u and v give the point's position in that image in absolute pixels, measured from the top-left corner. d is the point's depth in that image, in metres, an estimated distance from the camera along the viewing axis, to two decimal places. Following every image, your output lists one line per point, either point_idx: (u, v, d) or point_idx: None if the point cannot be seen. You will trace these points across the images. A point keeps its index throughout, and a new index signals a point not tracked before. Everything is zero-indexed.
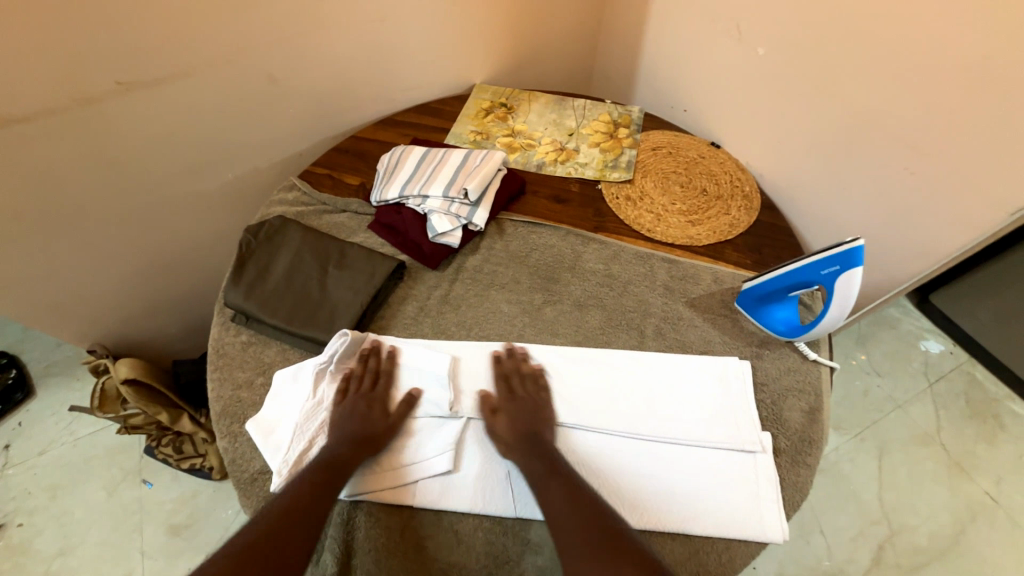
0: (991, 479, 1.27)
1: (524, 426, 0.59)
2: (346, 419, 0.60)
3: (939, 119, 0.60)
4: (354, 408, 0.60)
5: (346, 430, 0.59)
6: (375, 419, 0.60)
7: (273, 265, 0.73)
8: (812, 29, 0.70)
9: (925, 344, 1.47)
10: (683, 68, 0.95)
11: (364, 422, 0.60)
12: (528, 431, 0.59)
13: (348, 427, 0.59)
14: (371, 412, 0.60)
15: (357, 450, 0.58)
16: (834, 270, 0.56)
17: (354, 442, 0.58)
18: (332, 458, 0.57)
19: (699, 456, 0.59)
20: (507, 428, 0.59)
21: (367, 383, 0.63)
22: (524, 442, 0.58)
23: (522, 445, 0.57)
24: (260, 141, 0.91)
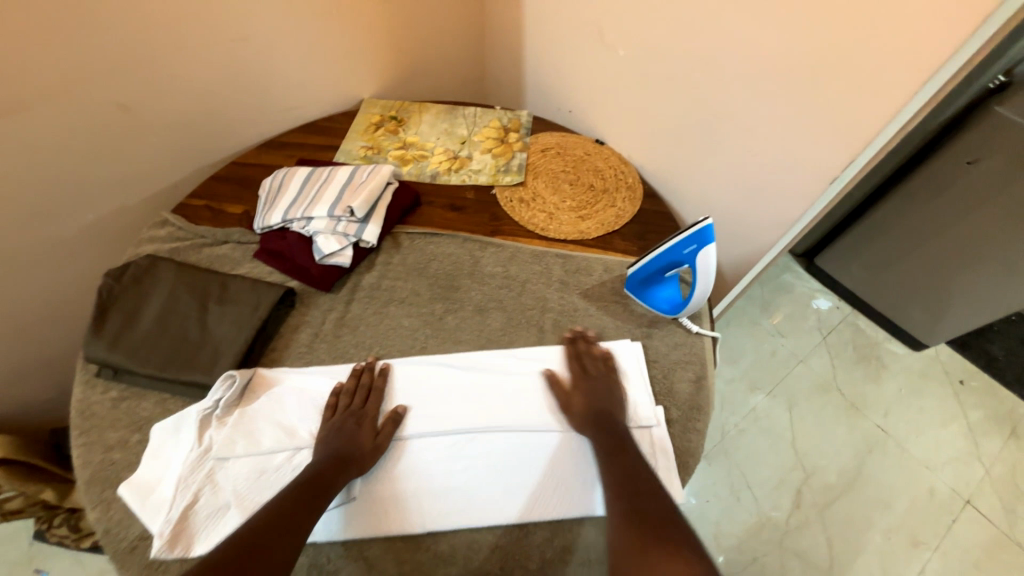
0: (881, 412, 1.43)
1: (599, 403, 0.62)
2: (334, 435, 0.58)
3: (766, 105, 0.68)
4: (343, 425, 0.59)
5: (331, 447, 0.57)
6: (363, 436, 0.59)
7: (142, 308, 0.66)
8: (656, 30, 0.76)
9: (817, 303, 1.62)
10: (561, 71, 0.99)
11: (351, 440, 0.58)
12: (601, 408, 0.61)
13: (335, 444, 0.57)
14: (361, 430, 0.59)
15: (339, 468, 0.56)
16: (693, 248, 0.61)
17: (338, 460, 0.56)
18: (314, 476, 0.54)
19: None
20: (584, 405, 0.61)
21: (360, 398, 0.62)
22: (599, 419, 0.61)
23: (597, 420, 0.60)
24: (124, 177, 0.84)
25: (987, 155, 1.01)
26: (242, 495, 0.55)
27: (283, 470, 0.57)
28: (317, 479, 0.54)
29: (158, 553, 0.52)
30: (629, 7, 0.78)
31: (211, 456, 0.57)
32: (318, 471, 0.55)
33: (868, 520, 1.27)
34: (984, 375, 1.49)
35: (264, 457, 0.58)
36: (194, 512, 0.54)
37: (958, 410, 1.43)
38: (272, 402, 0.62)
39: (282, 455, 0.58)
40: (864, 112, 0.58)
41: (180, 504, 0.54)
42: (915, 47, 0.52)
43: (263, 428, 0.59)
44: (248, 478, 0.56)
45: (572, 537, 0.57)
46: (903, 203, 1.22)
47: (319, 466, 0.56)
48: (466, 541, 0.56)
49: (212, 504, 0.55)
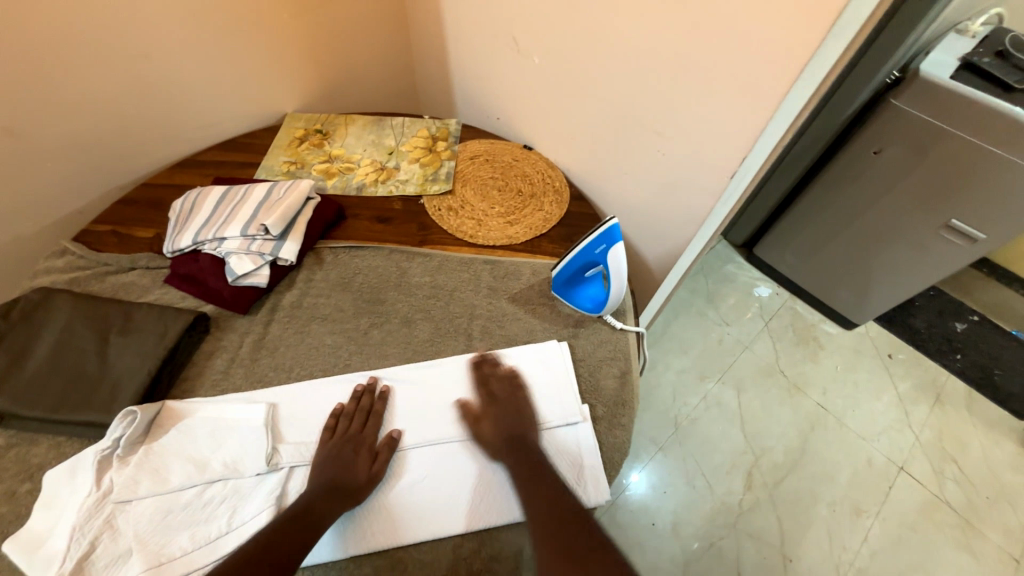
0: (820, 391, 1.51)
1: (507, 427, 0.60)
2: (329, 464, 0.57)
3: (670, 107, 0.70)
4: (341, 452, 0.58)
5: (325, 475, 0.56)
6: (360, 465, 0.57)
7: (33, 346, 0.61)
8: (566, 37, 0.77)
9: (757, 291, 1.70)
10: (485, 79, 1.00)
11: (346, 469, 0.56)
12: (510, 432, 0.60)
13: (329, 471, 0.56)
14: (359, 458, 0.57)
15: (330, 499, 0.54)
16: (603, 247, 0.64)
17: (330, 490, 0.55)
18: (305, 508, 0.53)
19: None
20: (502, 423, 0.61)
21: (358, 422, 0.61)
22: (511, 445, 0.59)
23: (511, 446, 0.59)
24: (15, 206, 0.78)
25: (889, 145, 1.09)
26: (145, 539, 0.51)
27: (194, 505, 0.54)
28: (309, 511, 0.53)
29: None
30: (540, 15, 0.79)
31: (111, 500, 0.53)
32: (308, 504, 0.54)
33: (814, 494, 1.34)
34: (909, 348, 1.60)
35: (171, 495, 0.54)
36: (89, 564, 0.50)
37: (888, 382, 1.53)
38: (182, 435, 0.58)
39: (192, 490, 0.55)
40: (753, 112, 0.61)
41: (73, 555, 0.50)
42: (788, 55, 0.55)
43: (170, 463, 0.56)
44: (153, 518, 0.53)
45: (500, 543, 0.56)
46: (823, 193, 1.29)
47: (312, 497, 0.54)
48: (391, 559, 0.55)
49: (112, 552, 0.51)
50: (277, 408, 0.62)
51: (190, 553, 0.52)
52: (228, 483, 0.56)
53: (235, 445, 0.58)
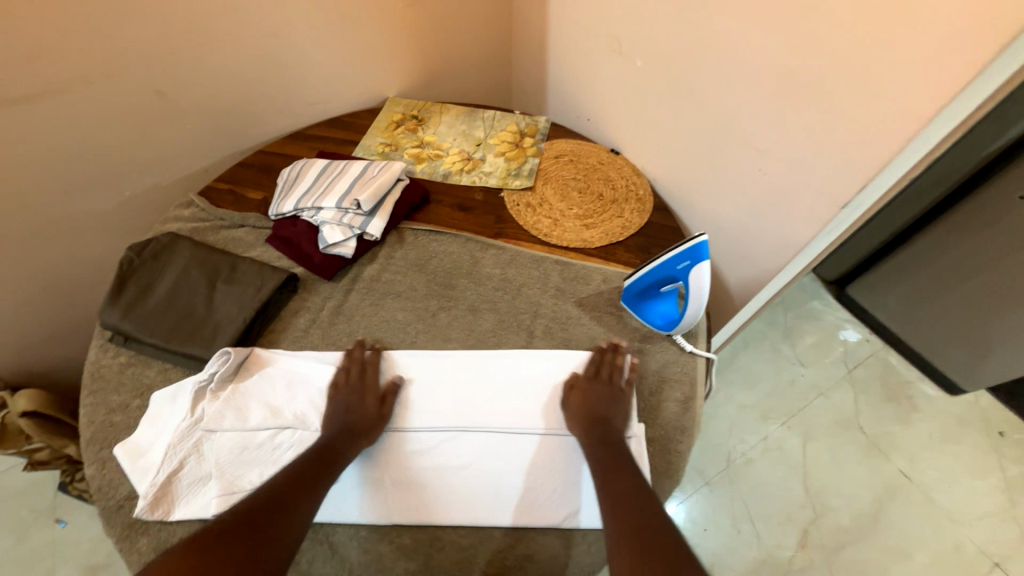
0: (905, 456, 1.34)
1: (597, 410, 0.60)
2: (340, 409, 0.60)
3: (781, 123, 0.65)
4: (345, 399, 0.61)
5: (338, 420, 0.59)
6: (369, 407, 0.61)
7: (157, 283, 0.70)
8: (673, 41, 0.75)
9: (844, 334, 1.54)
10: (581, 79, 0.99)
11: (357, 411, 0.60)
12: (596, 414, 0.60)
13: (340, 415, 0.60)
14: (365, 399, 0.61)
15: (347, 436, 0.58)
16: (686, 264, 0.60)
17: (347, 431, 0.58)
18: (326, 445, 0.57)
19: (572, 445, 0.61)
20: (581, 403, 0.61)
21: (356, 375, 0.64)
22: (598, 430, 0.59)
23: (592, 427, 0.59)
24: (159, 159, 0.90)
25: None
26: (223, 468, 0.58)
27: (265, 446, 0.60)
28: (330, 449, 0.57)
29: (141, 513, 0.55)
30: (648, 18, 0.77)
31: (199, 427, 0.60)
32: (331, 442, 0.57)
33: (882, 569, 1.19)
34: None
35: (248, 433, 0.60)
36: (177, 479, 0.57)
37: (995, 463, 1.32)
38: (263, 381, 0.64)
39: (265, 433, 0.61)
40: (880, 136, 0.55)
41: (167, 468, 0.57)
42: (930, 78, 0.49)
43: (250, 405, 0.62)
44: (231, 450, 0.59)
45: (537, 546, 0.56)
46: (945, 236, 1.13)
47: (329, 436, 0.58)
48: (431, 535, 0.56)
49: (195, 474, 0.58)
50: None
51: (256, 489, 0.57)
52: (295, 433, 0.61)
53: (306, 400, 0.63)
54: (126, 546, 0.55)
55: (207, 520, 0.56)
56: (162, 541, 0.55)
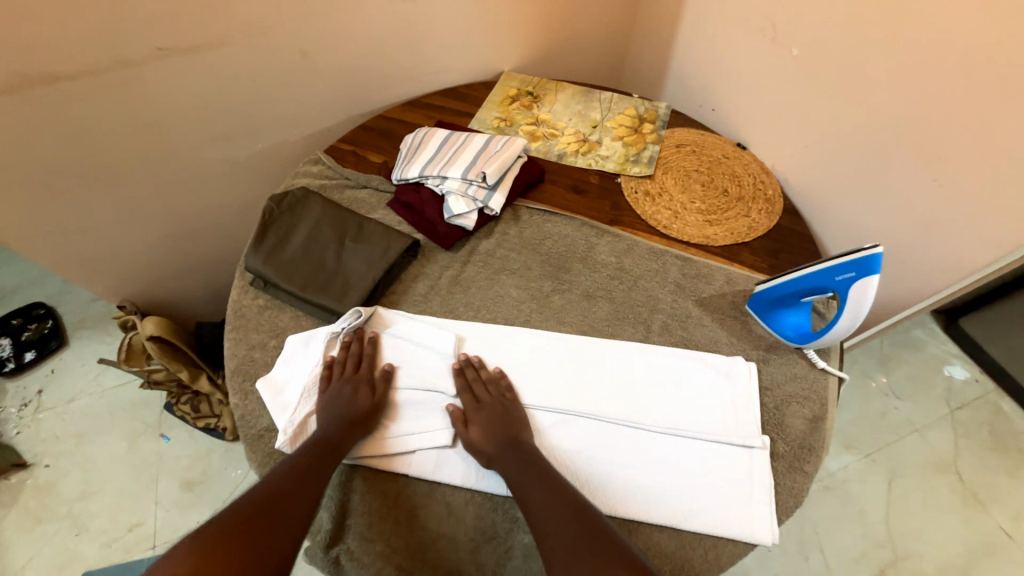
0: (1008, 513, 1.21)
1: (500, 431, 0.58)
2: (334, 402, 0.60)
3: (977, 129, 0.58)
4: (342, 392, 0.61)
5: (334, 413, 0.59)
6: (363, 400, 0.60)
7: (294, 234, 0.75)
8: (845, 29, 0.68)
9: (951, 371, 1.41)
10: (713, 66, 0.93)
11: (350, 405, 0.59)
12: (503, 439, 0.57)
13: (337, 408, 0.59)
14: (359, 392, 0.61)
15: (349, 432, 0.58)
16: (849, 276, 0.55)
17: (348, 426, 0.58)
18: (326, 441, 0.57)
19: (692, 446, 0.59)
20: (483, 437, 0.58)
21: (349, 366, 0.63)
22: (505, 457, 0.56)
23: (503, 455, 0.56)
24: (290, 116, 0.94)
25: None
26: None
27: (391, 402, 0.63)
28: (331, 444, 0.57)
29: (280, 446, 0.59)
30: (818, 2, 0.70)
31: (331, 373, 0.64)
32: (333, 438, 0.57)
33: None
34: None
35: None
36: (310, 419, 0.61)
37: None
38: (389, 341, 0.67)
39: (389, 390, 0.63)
40: None
41: (303, 408, 0.62)
42: None
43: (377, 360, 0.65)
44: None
45: (650, 543, 0.54)
46: None
47: (327, 432, 0.58)
48: None
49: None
50: (462, 340, 0.68)
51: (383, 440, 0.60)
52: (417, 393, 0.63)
53: (428, 365, 0.65)
54: (266, 472, 0.60)
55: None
56: None
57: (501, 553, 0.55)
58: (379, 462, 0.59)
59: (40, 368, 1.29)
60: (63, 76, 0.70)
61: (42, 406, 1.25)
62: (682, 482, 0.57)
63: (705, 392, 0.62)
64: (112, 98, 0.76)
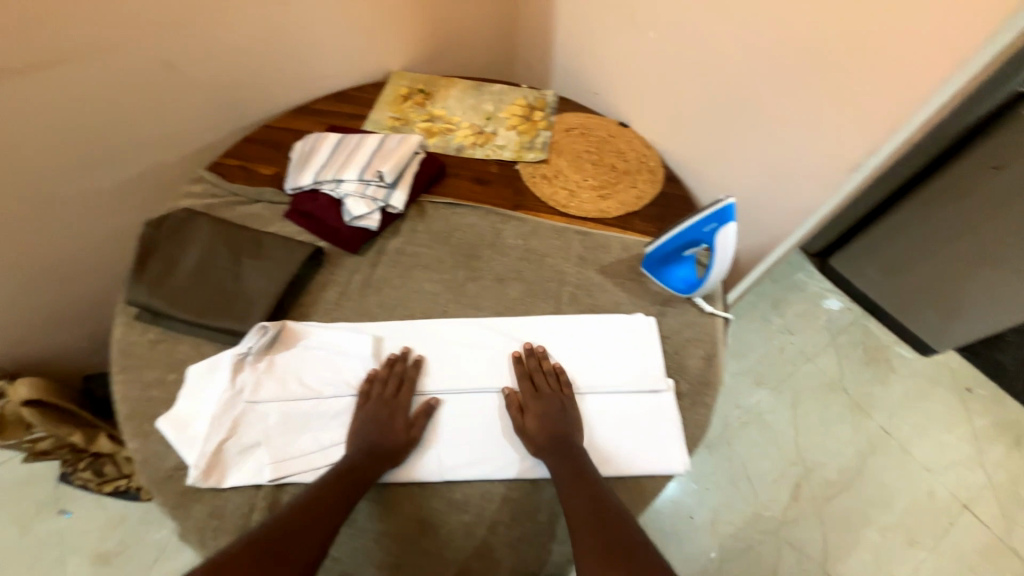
0: (884, 414, 1.44)
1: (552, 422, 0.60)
2: (368, 427, 0.59)
3: (797, 91, 0.69)
4: (377, 416, 0.59)
5: (364, 439, 0.58)
6: (397, 428, 0.59)
7: (180, 258, 0.69)
8: (688, 11, 0.76)
9: (828, 303, 1.63)
10: (589, 52, 1.00)
11: (383, 431, 0.58)
12: (556, 431, 0.59)
13: (369, 435, 0.58)
14: (395, 416, 0.59)
15: (376, 462, 0.57)
16: (713, 227, 0.63)
17: (374, 453, 0.57)
18: (352, 468, 0.56)
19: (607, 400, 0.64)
20: (537, 427, 0.59)
21: (391, 387, 0.62)
22: (555, 449, 0.58)
23: (552, 446, 0.58)
24: (161, 135, 0.87)
25: None
26: (272, 436, 0.59)
27: (312, 414, 0.61)
28: (354, 472, 0.56)
29: (194, 481, 0.56)
30: None
31: (244, 397, 0.60)
32: (354, 465, 0.56)
33: (864, 516, 1.29)
34: (991, 384, 1.50)
35: (292, 402, 0.61)
36: (225, 448, 0.58)
37: (964, 417, 1.44)
38: (301, 354, 0.64)
39: (310, 402, 0.62)
40: (898, 98, 0.59)
41: (214, 438, 0.58)
42: None
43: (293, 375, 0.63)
44: (277, 420, 0.60)
45: None
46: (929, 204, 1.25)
47: (355, 458, 0.57)
48: (480, 490, 0.58)
49: (243, 443, 0.58)
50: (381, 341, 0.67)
51: (308, 455, 0.59)
52: (341, 401, 0.62)
53: (348, 371, 0.64)
54: (180, 513, 0.56)
55: (261, 485, 0.57)
56: (216, 507, 0.56)
57: (443, 537, 0.55)
58: (306, 477, 0.58)
59: None
60: None
61: None
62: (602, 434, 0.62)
63: (614, 349, 0.68)
64: None
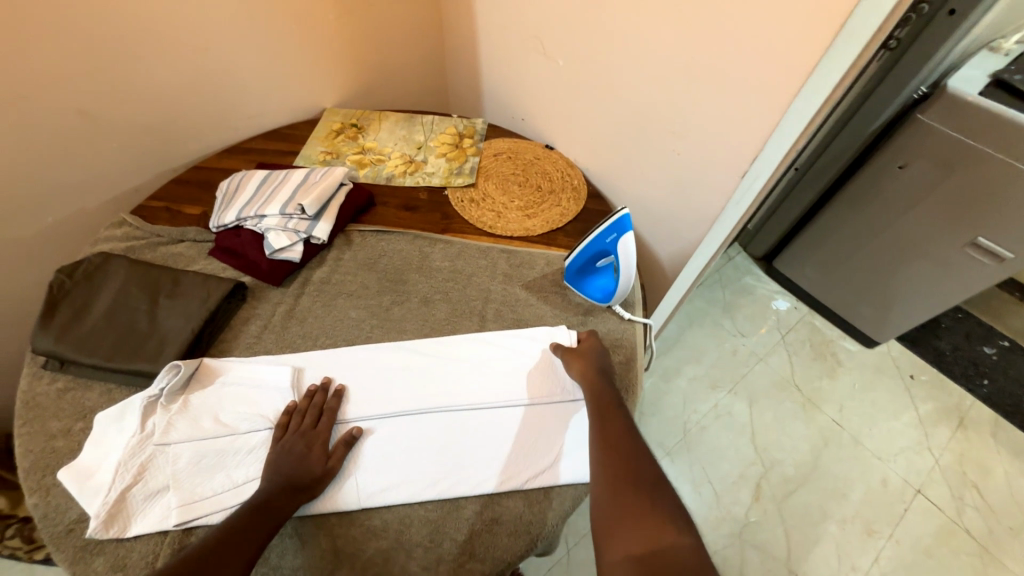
0: (835, 407, 1.49)
1: (597, 364, 0.66)
2: (283, 459, 0.57)
3: (687, 108, 0.74)
4: (293, 447, 0.58)
5: (280, 472, 0.56)
6: (315, 459, 0.57)
7: (93, 303, 0.68)
8: (588, 41, 0.82)
9: (775, 304, 1.70)
10: (512, 82, 1.05)
11: (300, 463, 0.57)
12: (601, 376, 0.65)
13: (285, 467, 0.56)
14: (312, 449, 0.58)
15: (289, 494, 0.55)
16: (614, 237, 0.68)
17: (288, 487, 0.55)
18: (265, 503, 0.54)
19: (528, 412, 0.65)
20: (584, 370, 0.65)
21: (310, 419, 0.61)
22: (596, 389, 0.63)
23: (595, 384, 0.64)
24: (82, 181, 0.86)
25: (914, 160, 1.14)
26: (180, 479, 0.57)
27: (227, 451, 0.59)
28: (268, 506, 0.54)
29: (93, 533, 0.53)
30: (565, 21, 0.84)
31: (151, 441, 0.58)
32: (267, 499, 0.54)
33: (824, 510, 1.31)
34: (931, 370, 1.57)
35: (205, 441, 0.59)
36: (130, 494, 0.56)
37: (908, 403, 1.50)
38: (217, 391, 0.64)
39: (225, 440, 0.60)
40: (766, 111, 0.64)
41: (118, 486, 0.56)
42: (791, 61, 0.58)
43: (206, 414, 0.61)
44: (186, 461, 0.58)
45: (502, 510, 0.59)
46: (851, 203, 1.33)
47: (267, 492, 0.54)
48: (399, 515, 0.57)
49: (149, 488, 0.56)
50: (301, 371, 0.67)
51: (219, 495, 0.57)
52: (258, 435, 0.61)
53: (265, 404, 0.63)
54: (80, 568, 0.53)
55: (167, 531, 0.55)
56: (119, 558, 0.54)
57: (360, 565, 0.55)
58: (216, 518, 0.56)
59: None
60: None
61: None
62: (522, 446, 0.62)
63: (535, 361, 0.69)
64: None
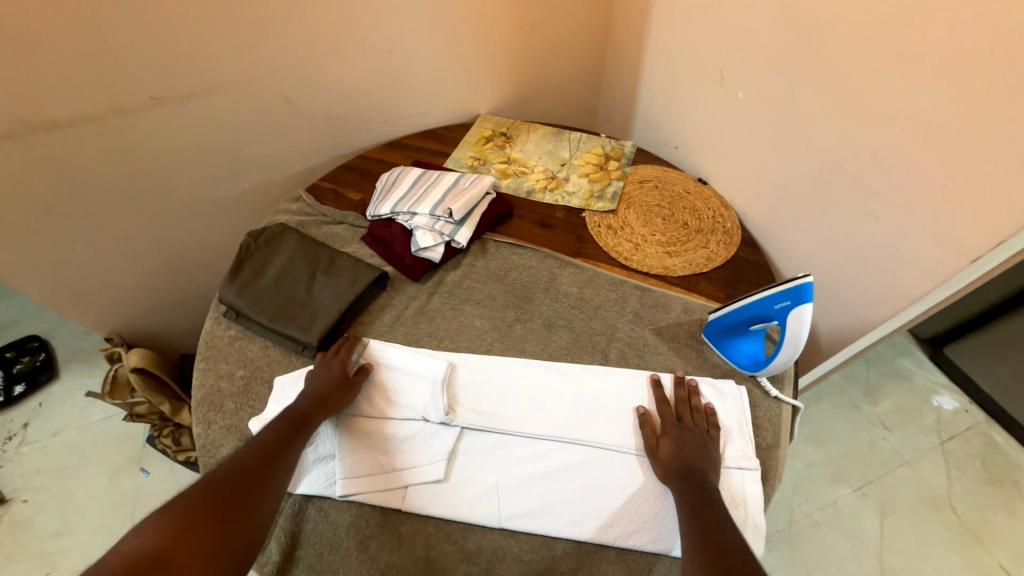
0: (1007, 550, 1.17)
1: (697, 459, 0.58)
2: None
3: (901, 166, 0.61)
4: None
5: None
6: None
7: (268, 266, 0.78)
8: (781, 73, 0.73)
9: (938, 401, 1.38)
10: (673, 107, 0.99)
11: None
12: (694, 462, 0.57)
13: None
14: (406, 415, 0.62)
15: None
16: (786, 304, 0.59)
17: None
18: None
19: None
20: (671, 455, 0.58)
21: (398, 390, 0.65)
22: (689, 476, 0.56)
23: (685, 474, 0.57)
24: (275, 156, 1.00)
25: None
26: (346, 451, 0.61)
27: (384, 435, 0.63)
28: None
29: None
30: (755, 49, 0.76)
31: None
32: None
33: None
34: None
35: (372, 421, 0.64)
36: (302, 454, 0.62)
37: None
38: (377, 374, 0.67)
39: (383, 422, 0.64)
40: None
41: None
42: None
43: (371, 395, 0.66)
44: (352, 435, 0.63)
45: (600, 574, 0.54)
46: None
47: None
48: (494, 544, 0.56)
49: (319, 452, 0.62)
50: (454, 370, 0.68)
51: (375, 476, 0.60)
52: (411, 425, 0.64)
53: (419, 396, 0.65)
54: None
55: (327, 496, 0.60)
56: None
57: None
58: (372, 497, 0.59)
59: (28, 401, 1.29)
60: (62, 122, 0.75)
61: (26, 439, 1.23)
62: (664, 513, 0.57)
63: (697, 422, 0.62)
64: (108, 142, 0.81)
